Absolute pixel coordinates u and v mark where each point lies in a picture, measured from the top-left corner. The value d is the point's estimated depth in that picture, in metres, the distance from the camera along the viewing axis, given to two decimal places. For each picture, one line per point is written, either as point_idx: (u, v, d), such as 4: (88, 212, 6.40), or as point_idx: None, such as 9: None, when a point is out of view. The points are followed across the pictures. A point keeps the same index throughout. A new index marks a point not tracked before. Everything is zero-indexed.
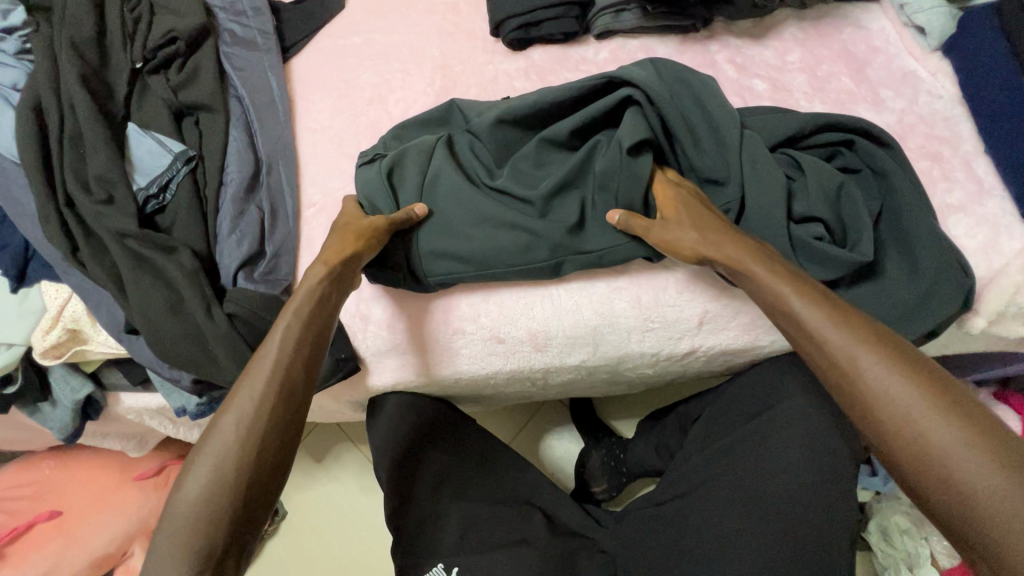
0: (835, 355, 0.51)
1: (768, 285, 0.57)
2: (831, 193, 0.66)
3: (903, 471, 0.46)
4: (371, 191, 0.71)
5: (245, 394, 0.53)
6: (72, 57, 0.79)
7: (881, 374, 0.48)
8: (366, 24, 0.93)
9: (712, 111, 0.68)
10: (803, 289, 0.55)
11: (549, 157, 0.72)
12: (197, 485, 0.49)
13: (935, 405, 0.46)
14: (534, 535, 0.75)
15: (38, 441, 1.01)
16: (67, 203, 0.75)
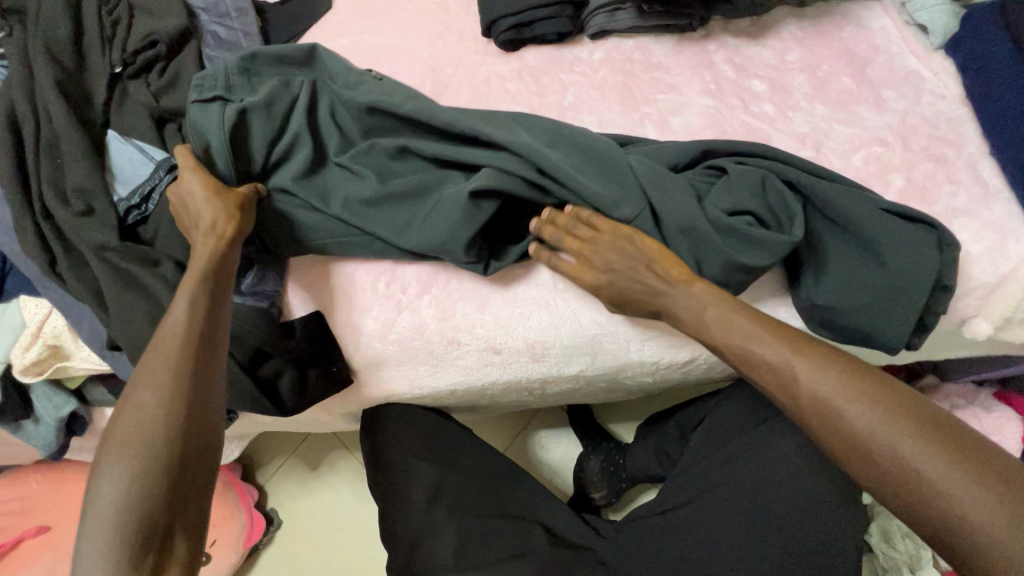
0: (773, 372, 0.56)
1: (699, 311, 0.60)
2: (752, 190, 0.65)
3: (885, 485, 0.49)
4: (206, 136, 0.68)
5: (161, 367, 0.52)
6: (48, 63, 0.76)
7: (816, 378, 0.53)
8: (354, 25, 0.91)
9: (612, 155, 0.68)
10: (729, 318, 0.59)
11: (405, 161, 0.72)
12: (109, 485, 0.48)
13: (860, 400, 0.51)
14: (533, 549, 0.73)
15: (23, 456, 0.99)
16: (44, 215, 0.72)
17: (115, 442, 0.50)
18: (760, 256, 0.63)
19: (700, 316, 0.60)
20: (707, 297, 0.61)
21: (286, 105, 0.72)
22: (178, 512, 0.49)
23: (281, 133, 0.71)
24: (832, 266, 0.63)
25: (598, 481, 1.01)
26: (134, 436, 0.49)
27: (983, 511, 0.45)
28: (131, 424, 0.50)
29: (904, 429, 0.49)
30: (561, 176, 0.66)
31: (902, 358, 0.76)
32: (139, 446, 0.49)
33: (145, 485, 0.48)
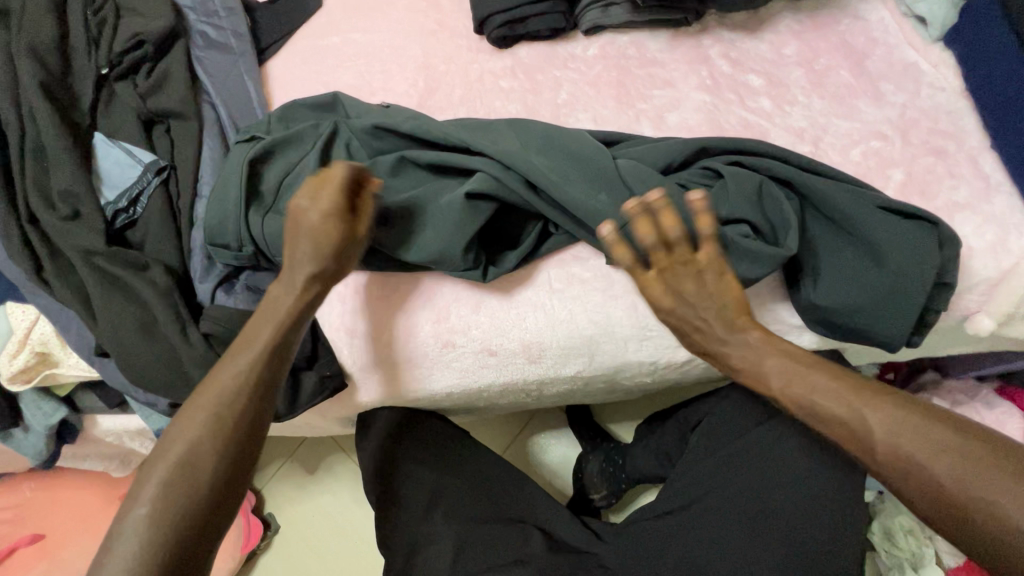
0: (841, 423, 0.53)
1: (752, 357, 0.59)
2: (744, 194, 0.63)
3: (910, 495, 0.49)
4: (229, 176, 0.71)
5: (202, 406, 0.54)
6: (33, 64, 0.75)
7: (855, 410, 0.52)
8: (345, 23, 0.89)
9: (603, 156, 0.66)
10: (786, 364, 0.58)
11: (405, 173, 0.70)
12: (137, 531, 0.49)
13: (943, 454, 0.48)
14: (531, 554, 0.72)
15: (15, 464, 0.97)
16: (30, 219, 0.70)
17: (147, 485, 0.51)
18: (745, 268, 0.62)
19: (759, 364, 0.59)
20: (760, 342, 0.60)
21: (307, 141, 0.73)
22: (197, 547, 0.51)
23: (297, 163, 0.71)
24: (825, 269, 0.63)
25: (599, 481, 1.00)
26: (168, 482, 0.51)
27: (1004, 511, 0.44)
28: (168, 467, 0.52)
29: (1000, 486, 0.45)
30: (547, 183, 0.65)
31: (903, 354, 0.75)
32: (175, 490, 0.51)
33: (173, 529, 0.50)
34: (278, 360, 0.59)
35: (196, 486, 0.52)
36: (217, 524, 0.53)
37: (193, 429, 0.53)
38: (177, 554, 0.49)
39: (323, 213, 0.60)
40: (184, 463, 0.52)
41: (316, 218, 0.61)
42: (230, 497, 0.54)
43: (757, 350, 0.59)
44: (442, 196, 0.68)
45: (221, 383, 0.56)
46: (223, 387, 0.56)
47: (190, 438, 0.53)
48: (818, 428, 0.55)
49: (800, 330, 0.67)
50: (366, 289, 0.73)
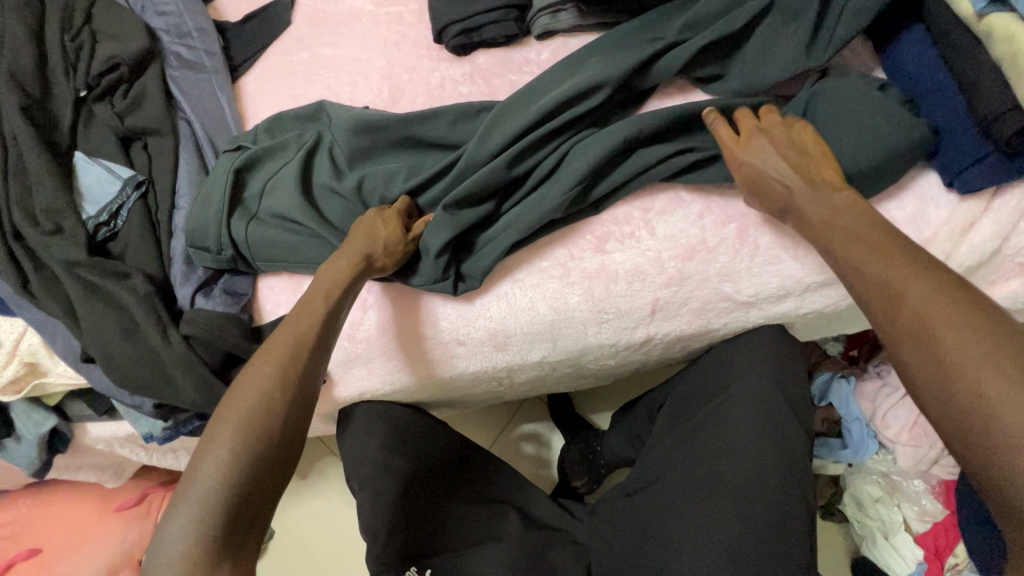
0: (879, 283, 0.51)
1: (823, 212, 0.58)
2: (767, 47, 0.71)
3: (856, 252, 0.54)
4: (214, 184, 0.77)
5: (267, 361, 0.58)
6: (12, 89, 0.78)
7: (829, 208, 0.58)
8: (312, 39, 0.94)
9: (626, 38, 0.75)
10: (858, 233, 0.55)
11: (382, 173, 0.75)
12: (211, 472, 0.51)
13: (973, 334, 0.44)
14: (507, 533, 0.77)
15: (12, 477, 1.00)
16: (14, 235, 0.74)
17: (221, 433, 0.54)
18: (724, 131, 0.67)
19: (831, 222, 0.57)
20: (849, 206, 0.57)
21: (291, 150, 0.79)
22: (259, 492, 0.53)
23: (281, 172, 0.77)
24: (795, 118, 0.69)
25: (579, 469, 1.04)
26: (243, 429, 0.54)
27: (962, 347, 0.44)
28: (242, 415, 0.54)
29: (981, 370, 0.43)
30: (562, 74, 0.74)
31: (848, 326, 0.78)
32: (249, 436, 0.54)
33: (242, 476, 0.52)
34: (333, 325, 0.63)
35: (270, 436, 0.55)
36: (270, 493, 0.54)
37: (260, 383, 0.57)
38: (240, 500, 0.51)
39: (393, 225, 0.70)
40: (257, 411, 0.55)
41: (383, 231, 0.69)
42: (293, 449, 0.57)
43: (824, 203, 0.58)
44: (423, 196, 0.74)
45: (290, 341, 0.60)
46: (294, 345, 0.60)
47: (263, 390, 0.56)
48: (854, 290, 0.54)
49: (747, 306, 0.71)
50: (388, 299, 0.76)
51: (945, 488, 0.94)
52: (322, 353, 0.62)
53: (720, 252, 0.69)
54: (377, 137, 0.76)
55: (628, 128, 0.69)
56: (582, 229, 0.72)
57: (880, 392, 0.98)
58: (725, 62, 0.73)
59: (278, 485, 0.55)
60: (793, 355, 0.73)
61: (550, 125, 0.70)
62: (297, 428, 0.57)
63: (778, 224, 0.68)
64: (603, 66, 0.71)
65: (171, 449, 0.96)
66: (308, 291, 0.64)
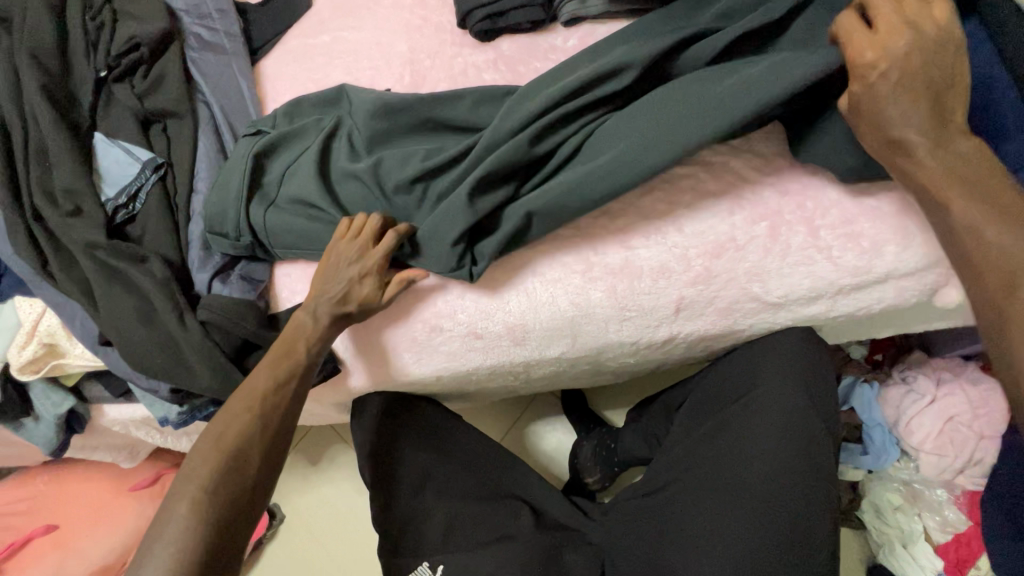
0: (1002, 260, 0.50)
1: (945, 163, 0.53)
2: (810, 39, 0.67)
3: (978, 214, 0.51)
4: (232, 170, 0.76)
5: (239, 409, 0.62)
6: (34, 67, 0.78)
7: (944, 161, 0.53)
8: (334, 22, 0.92)
9: (658, 25, 0.73)
10: (979, 192, 0.52)
11: (400, 160, 0.73)
12: (182, 517, 0.55)
13: None
14: (520, 531, 0.76)
15: (30, 455, 1.02)
16: (34, 216, 0.74)
17: (192, 482, 0.57)
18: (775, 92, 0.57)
19: (954, 170, 0.53)
20: (965, 160, 0.53)
21: (310, 135, 0.78)
22: (229, 534, 0.56)
23: (299, 158, 0.76)
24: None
25: (591, 465, 1.03)
26: (215, 480, 0.57)
27: None
28: (214, 461, 0.58)
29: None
30: (588, 62, 0.72)
31: (880, 330, 0.75)
32: (219, 481, 0.57)
33: (211, 519, 0.55)
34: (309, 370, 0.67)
35: (239, 480, 0.58)
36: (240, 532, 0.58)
37: (232, 433, 0.60)
38: (210, 543, 0.55)
39: (361, 255, 0.68)
40: (227, 457, 0.59)
41: (354, 265, 0.67)
42: (264, 491, 0.60)
43: (941, 149, 0.53)
44: (441, 181, 0.72)
45: (259, 395, 0.63)
46: (263, 399, 0.63)
47: (235, 440, 0.60)
48: (964, 255, 0.52)
49: (775, 308, 0.68)
50: (403, 310, 0.74)
51: (970, 500, 0.91)
52: (294, 396, 0.65)
53: (749, 250, 0.66)
54: (398, 122, 0.75)
55: (664, 96, 0.63)
56: (606, 223, 0.70)
57: (905, 398, 0.95)
58: (763, 52, 0.70)
59: (247, 526, 0.59)
60: (820, 355, 0.70)
61: (574, 111, 0.67)
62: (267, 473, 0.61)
63: (812, 222, 0.65)
64: (635, 54, 0.68)
65: (185, 433, 0.96)
66: (282, 340, 0.68)
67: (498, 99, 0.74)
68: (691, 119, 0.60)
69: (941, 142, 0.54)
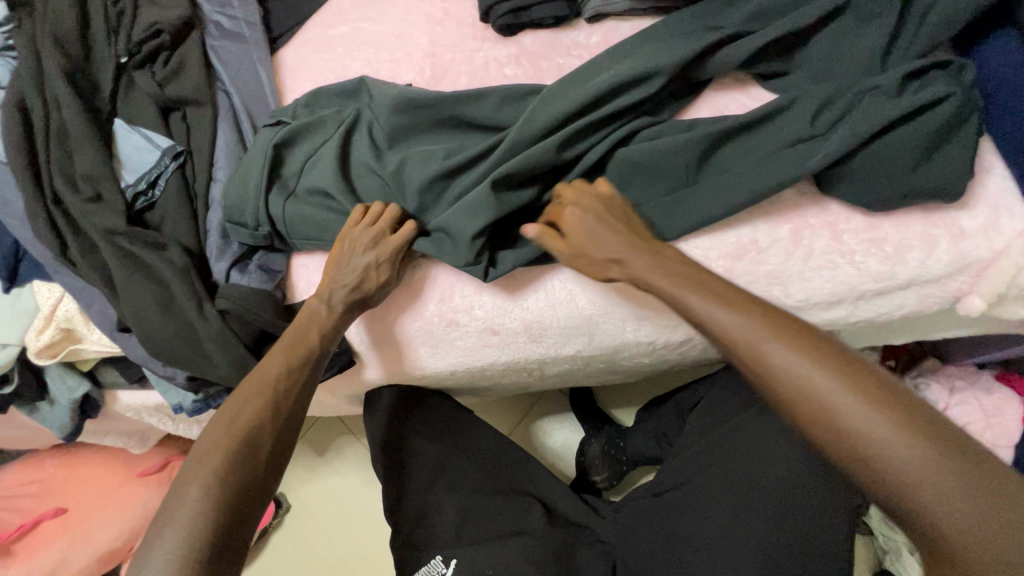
0: (740, 338, 0.52)
1: (661, 269, 0.59)
2: (839, 40, 0.66)
3: (705, 303, 0.55)
4: (251, 161, 0.76)
5: (255, 386, 0.61)
6: (55, 52, 0.78)
7: (653, 264, 0.60)
8: (354, 13, 0.92)
9: (684, 25, 0.73)
10: (697, 283, 0.57)
11: (421, 155, 0.72)
12: (196, 498, 0.53)
13: (866, 397, 0.46)
14: (531, 527, 0.76)
15: (40, 438, 1.02)
16: (54, 201, 0.74)
17: (203, 467, 0.55)
18: (801, 164, 0.61)
19: (663, 273, 0.59)
20: (682, 262, 0.60)
21: (330, 127, 0.78)
22: (244, 514, 0.55)
23: (319, 150, 0.76)
24: (869, 95, 0.62)
25: (599, 463, 1.02)
26: (228, 465, 0.55)
27: (863, 414, 0.45)
28: (227, 439, 0.56)
29: (944, 477, 0.42)
30: (613, 60, 0.72)
31: (898, 336, 0.75)
32: (235, 460, 0.55)
33: (226, 498, 0.54)
34: (324, 351, 0.66)
35: (256, 459, 0.57)
36: (255, 512, 0.56)
37: (244, 419, 0.58)
38: (226, 523, 0.53)
39: (374, 243, 0.68)
40: (242, 434, 0.57)
41: (368, 254, 0.68)
42: (278, 471, 0.59)
43: (655, 261, 0.60)
44: (462, 177, 0.71)
45: (274, 374, 0.62)
46: (275, 387, 0.61)
47: (247, 426, 0.58)
48: (721, 351, 0.54)
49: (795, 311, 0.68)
50: (420, 289, 0.74)
51: None
52: (308, 375, 0.64)
53: (772, 252, 0.65)
54: (419, 116, 0.74)
55: (701, 141, 0.64)
56: None
57: None
58: (791, 56, 0.69)
59: (263, 505, 0.57)
60: None
61: (600, 112, 0.67)
62: (282, 452, 0.60)
63: (834, 226, 0.64)
64: (660, 54, 0.68)
65: (196, 421, 0.97)
66: (297, 323, 0.67)
67: (521, 97, 0.73)
68: (729, 191, 0.64)
69: (654, 255, 0.61)
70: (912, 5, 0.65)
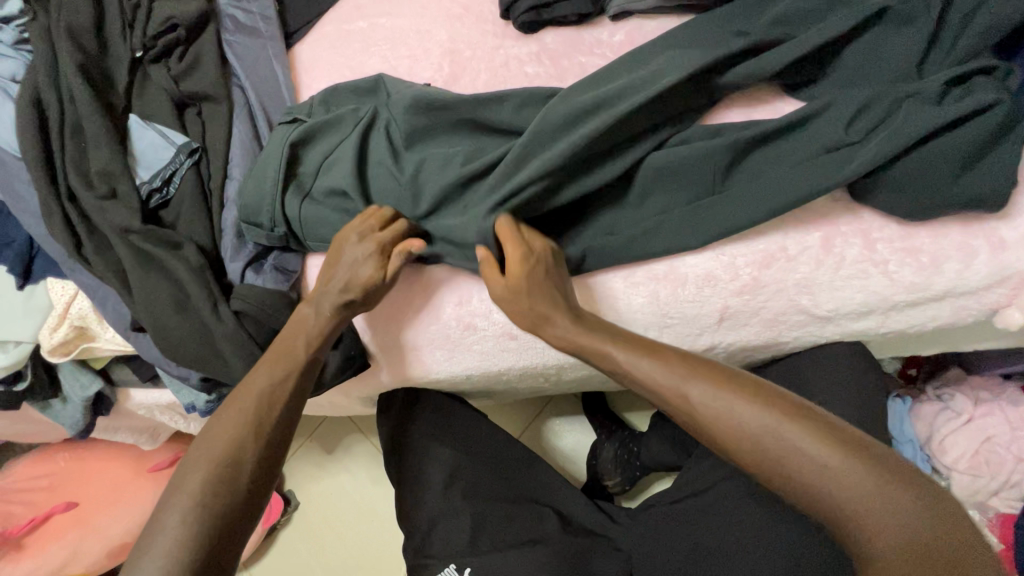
0: (663, 382, 0.55)
1: (584, 323, 0.62)
2: (877, 41, 0.64)
3: (624, 350, 0.59)
4: (267, 160, 0.74)
5: (239, 408, 0.60)
6: (71, 46, 0.77)
7: (575, 314, 0.63)
8: (371, 8, 0.90)
9: (714, 25, 0.70)
10: (615, 332, 0.61)
11: (442, 157, 0.71)
12: (175, 523, 0.52)
13: (775, 412, 0.50)
14: (548, 535, 0.75)
15: (51, 433, 1.01)
16: (68, 197, 0.73)
17: (183, 491, 0.54)
18: (837, 172, 0.59)
19: (587, 327, 0.62)
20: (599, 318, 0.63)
21: (347, 125, 0.76)
22: (225, 540, 0.53)
23: (336, 149, 0.74)
24: (907, 102, 0.60)
25: (611, 468, 1.01)
26: (208, 489, 0.54)
27: (776, 427, 0.49)
28: (208, 463, 0.56)
29: (865, 475, 0.46)
30: (641, 61, 0.70)
31: (928, 347, 0.73)
32: (215, 484, 0.54)
33: (205, 523, 0.52)
34: (310, 370, 0.65)
35: (237, 482, 0.56)
36: (237, 537, 0.54)
37: (225, 441, 0.57)
38: (205, 550, 0.52)
39: (361, 238, 0.66)
40: (222, 457, 0.56)
41: (358, 247, 0.65)
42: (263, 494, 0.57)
43: (579, 316, 0.63)
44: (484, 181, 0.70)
45: (258, 394, 0.61)
46: (259, 401, 0.60)
47: (228, 447, 0.57)
48: (654, 400, 0.56)
49: (823, 321, 0.66)
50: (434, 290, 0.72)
51: (1002, 522, 0.89)
52: (294, 395, 0.63)
53: (801, 261, 0.63)
54: (439, 117, 0.73)
55: (732, 146, 0.62)
56: None
57: (939, 415, 0.92)
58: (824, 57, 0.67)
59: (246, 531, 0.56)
60: (871, 372, 0.69)
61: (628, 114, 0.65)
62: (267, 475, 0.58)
63: (867, 235, 0.63)
64: (690, 55, 0.66)
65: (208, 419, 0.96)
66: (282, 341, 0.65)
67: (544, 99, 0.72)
68: (758, 200, 0.62)
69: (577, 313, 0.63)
70: (952, 7, 0.63)
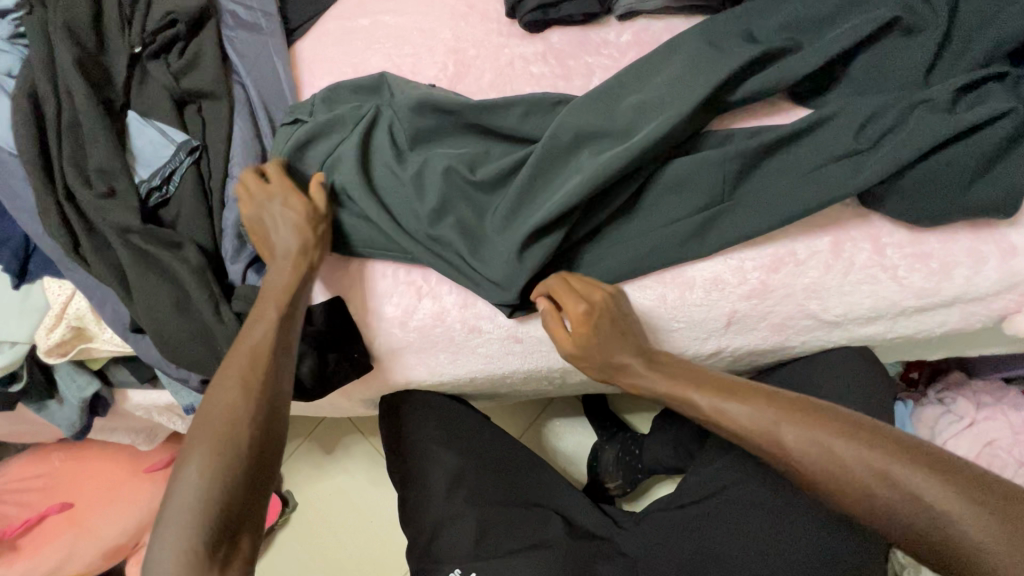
0: (753, 426, 0.56)
1: (667, 370, 0.63)
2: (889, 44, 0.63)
3: (707, 395, 0.60)
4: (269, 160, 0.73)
5: (233, 370, 0.59)
6: (68, 41, 0.75)
7: (654, 359, 0.64)
8: (374, 5, 0.89)
9: (723, 25, 0.70)
10: (697, 377, 0.62)
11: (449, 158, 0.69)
12: (188, 486, 0.53)
13: (867, 447, 0.51)
14: (554, 538, 0.75)
15: (47, 433, 1.00)
16: (66, 195, 0.72)
17: (194, 450, 0.55)
18: (852, 179, 0.59)
19: (672, 374, 0.63)
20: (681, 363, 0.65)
21: (349, 124, 0.74)
22: (244, 501, 0.55)
23: (339, 150, 0.73)
24: (919, 108, 0.59)
25: (612, 471, 1.01)
26: (218, 451, 0.54)
27: (875, 462, 0.50)
28: (211, 424, 0.56)
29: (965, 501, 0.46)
30: (649, 62, 0.69)
31: (934, 352, 0.73)
32: (222, 445, 0.55)
33: (218, 485, 0.53)
34: (291, 321, 0.64)
35: (241, 441, 0.56)
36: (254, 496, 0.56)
37: (226, 403, 0.57)
38: (225, 511, 0.53)
39: (269, 198, 0.68)
40: (225, 418, 0.56)
41: (278, 208, 0.67)
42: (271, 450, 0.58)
43: (660, 362, 0.64)
44: (494, 184, 0.69)
45: (250, 350, 0.60)
46: (251, 358, 0.60)
47: (227, 408, 0.57)
48: (748, 446, 0.57)
49: (831, 326, 0.66)
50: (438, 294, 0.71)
51: None
52: (280, 348, 0.62)
53: (810, 265, 0.63)
54: (446, 118, 0.72)
55: (745, 151, 0.62)
56: None
57: (941, 419, 0.91)
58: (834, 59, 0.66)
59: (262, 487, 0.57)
60: (878, 376, 0.69)
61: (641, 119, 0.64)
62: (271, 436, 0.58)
63: (877, 240, 0.62)
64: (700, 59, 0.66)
65: None
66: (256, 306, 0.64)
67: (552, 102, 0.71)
68: (769, 206, 0.62)
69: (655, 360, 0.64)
70: (961, 11, 0.63)
